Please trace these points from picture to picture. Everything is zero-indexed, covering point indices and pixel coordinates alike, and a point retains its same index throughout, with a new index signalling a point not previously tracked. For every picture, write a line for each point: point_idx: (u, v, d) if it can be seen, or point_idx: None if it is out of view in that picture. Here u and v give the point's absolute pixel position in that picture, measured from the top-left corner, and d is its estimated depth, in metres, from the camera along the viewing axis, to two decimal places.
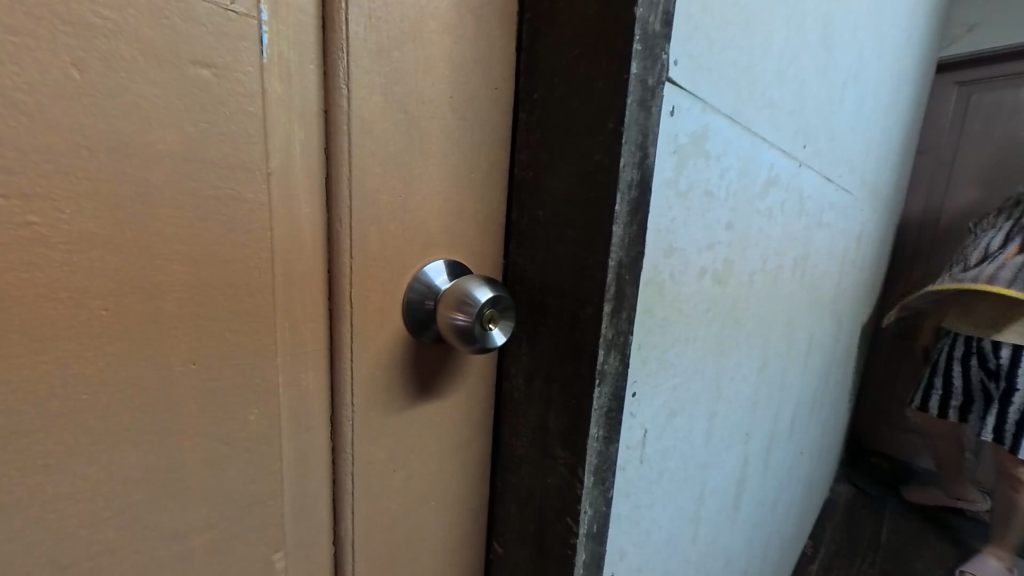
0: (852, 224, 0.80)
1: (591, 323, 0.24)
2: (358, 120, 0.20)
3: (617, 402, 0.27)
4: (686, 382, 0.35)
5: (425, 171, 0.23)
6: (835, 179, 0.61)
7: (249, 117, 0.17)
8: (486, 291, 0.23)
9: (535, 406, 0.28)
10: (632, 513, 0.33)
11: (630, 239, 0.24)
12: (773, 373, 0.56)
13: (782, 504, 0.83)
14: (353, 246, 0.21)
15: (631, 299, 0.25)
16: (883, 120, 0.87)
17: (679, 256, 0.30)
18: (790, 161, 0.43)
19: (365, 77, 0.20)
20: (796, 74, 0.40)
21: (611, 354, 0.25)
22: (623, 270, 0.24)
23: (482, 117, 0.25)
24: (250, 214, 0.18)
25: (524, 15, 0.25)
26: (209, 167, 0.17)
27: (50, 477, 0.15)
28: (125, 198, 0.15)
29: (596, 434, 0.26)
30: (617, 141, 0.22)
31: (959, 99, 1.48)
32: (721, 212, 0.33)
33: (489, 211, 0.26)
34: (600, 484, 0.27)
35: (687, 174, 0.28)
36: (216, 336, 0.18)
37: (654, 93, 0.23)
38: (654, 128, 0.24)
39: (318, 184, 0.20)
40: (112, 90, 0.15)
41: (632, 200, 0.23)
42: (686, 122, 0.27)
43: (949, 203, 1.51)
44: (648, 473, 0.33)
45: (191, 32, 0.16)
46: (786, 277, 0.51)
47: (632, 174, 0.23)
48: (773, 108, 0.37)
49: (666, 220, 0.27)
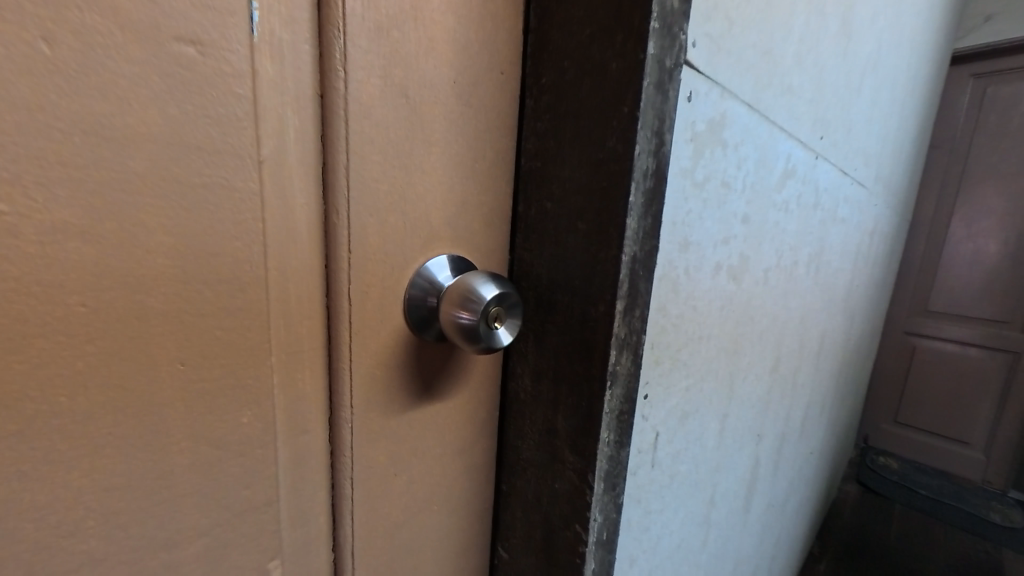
0: (867, 220, 0.77)
1: (601, 321, 0.23)
2: (356, 105, 0.19)
3: (629, 404, 0.25)
4: (699, 383, 0.34)
5: (426, 161, 0.22)
6: (850, 173, 0.58)
7: (238, 100, 0.16)
8: (491, 287, 0.21)
9: (543, 407, 0.26)
10: (643, 519, 0.31)
11: (645, 232, 0.23)
12: (786, 372, 0.54)
13: (792, 505, 0.80)
14: (351, 237, 0.20)
15: (644, 296, 0.24)
16: (900, 112, 0.84)
17: (694, 250, 0.28)
18: (807, 152, 0.41)
19: (363, 59, 0.19)
20: (815, 60, 0.39)
21: (623, 354, 0.24)
22: (637, 266, 0.23)
23: (486, 102, 0.23)
24: (240, 203, 0.17)
25: None
26: (195, 152, 0.16)
27: (25, 486, 0.14)
28: (105, 185, 0.14)
29: (607, 438, 0.25)
30: (632, 127, 0.21)
31: (974, 91, 1.45)
32: (737, 204, 0.31)
33: (495, 204, 0.25)
34: (611, 489, 0.26)
35: (704, 164, 0.27)
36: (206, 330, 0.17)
37: (671, 76, 0.22)
38: (671, 113, 0.22)
39: (314, 174, 0.19)
40: (85, 67, 0.13)
41: (647, 190, 0.22)
42: (704, 109, 0.25)
43: (962, 199, 1.49)
44: (659, 476, 0.32)
45: (174, 6, 0.15)
46: (799, 274, 0.49)
47: (648, 162, 0.22)
48: (792, 95, 0.36)
49: (682, 213, 0.26)
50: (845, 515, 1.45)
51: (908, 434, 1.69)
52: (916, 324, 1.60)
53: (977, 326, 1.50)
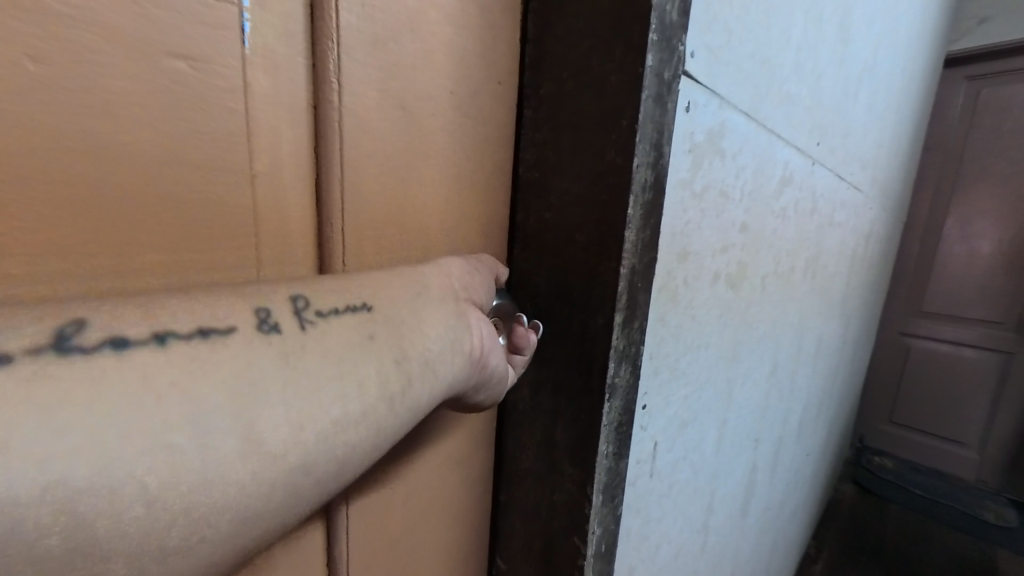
0: (863, 223, 0.77)
1: (601, 333, 0.23)
2: (352, 117, 0.19)
3: (628, 416, 0.25)
4: (698, 391, 0.33)
5: (424, 173, 0.21)
6: (848, 177, 0.59)
7: (232, 115, 0.16)
8: (492, 300, 0.24)
9: (542, 419, 0.26)
10: (642, 528, 0.31)
11: (645, 244, 0.23)
12: (784, 375, 0.54)
13: (790, 505, 0.81)
14: (347, 251, 0.20)
15: (643, 308, 0.24)
16: (896, 115, 0.84)
17: (693, 260, 0.28)
18: (804, 158, 0.41)
19: (359, 71, 0.18)
20: (812, 68, 0.39)
21: (623, 366, 0.24)
22: (637, 277, 0.23)
23: (484, 112, 0.23)
24: (235, 220, 0.17)
25: (530, 5, 0.23)
26: (190, 168, 0.15)
27: None
28: (94, 203, 0.14)
29: (607, 450, 0.24)
30: (632, 140, 0.21)
31: (968, 94, 1.46)
32: (736, 213, 0.31)
33: (492, 214, 0.25)
34: (610, 501, 0.26)
35: (703, 173, 0.26)
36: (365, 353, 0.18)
37: (670, 87, 0.22)
38: (671, 124, 0.22)
39: (310, 187, 0.19)
40: (76, 83, 0.13)
41: (646, 201, 0.22)
42: (702, 119, 0.25)
43: (957, 200, 1.49)
44: (659, 486, 0.32)
45: (166, 20, 0.14)
46: (797, 280, 0.49)
47: (647, 175, 0.22)
48: (790, 102, 0.36)
49: (681, 223, 0.26)
50: (841, 514, 1.46)
51: (902, 433, 1.70)
52: (911, 324, 1.61)
53: (971, 326, 1.51)
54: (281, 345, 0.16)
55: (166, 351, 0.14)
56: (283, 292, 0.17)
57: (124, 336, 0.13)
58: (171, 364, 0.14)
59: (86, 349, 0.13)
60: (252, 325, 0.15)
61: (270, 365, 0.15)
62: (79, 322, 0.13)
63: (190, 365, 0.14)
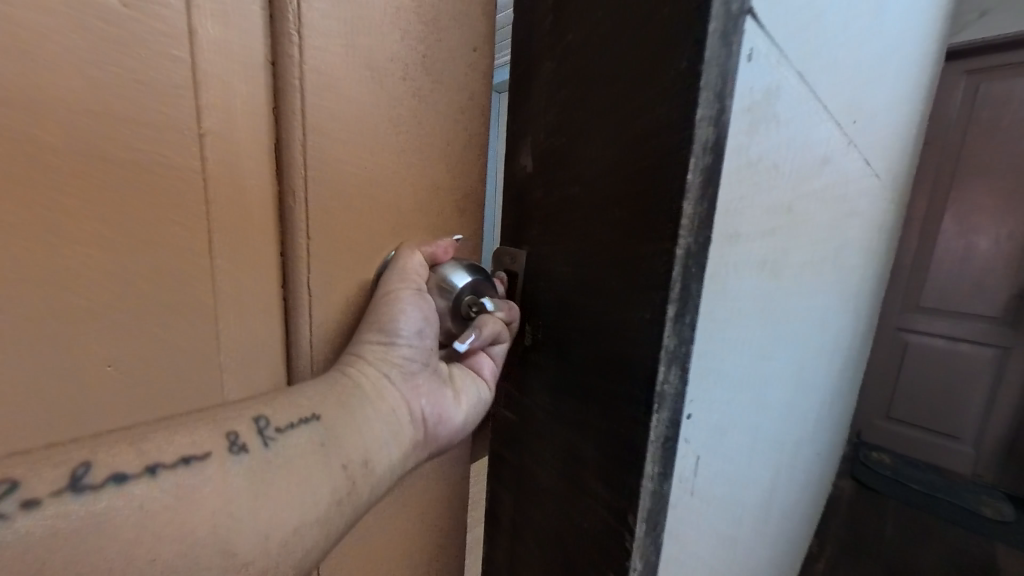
0: (877, 215, 0.75)
1: (646, 332, 0.19)
2: (311, 70, 0.20)
3: (674, 431, 0.21)
4: (736, 395, 0.30)
5: (393, 134, 0.24)
6: (870, 165, 0.56)
7: (178, 62, 0.18)
8: (463, 276, 0.25)
9: (567, 423, 0.23)
10: (678, 554, 0.27)
11: (701, 221, 0.18)
12: (808, 374, 0.51)
13: (801, 507, 0.77)
14: (308, 219, 0.22)
15: (697, 301, 0.20)
16: (909, 107, 0.81)
17: (742, 245, 0.24)
18: (841, 137, 0.38)
19: (323, 26, 0.20)
20: (852, 39, 0.35)
21: (672, 371, 0.19)
22: (691, 263, 0.18)
23: (455, 74, 0.25)
24: (181, 168, 0.19)
25: None
26: (146, 119, 0.17)
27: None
28: (62, 145, 0.16)
29: (653, 474, 0.20)
30: (695, 82, 0.16)
31: (967, 88, 1.43)
32: (783, 193, 0.27)
33: (448, 181, 0.27)
34: (652, 532, 0.21)
35: (759, 143, 0.23)
36: (312, 467, 0.21)
37: (737, 21, 0.17)
38: (735, 68, 0.18)
39: (265, 144, 0.21)
40: (38, 40, 0.15)
41: (705, 167, 0.17)
42: (761, 72, 0.21)
43: (955, 195, 1.48)
44: (696, 505, 0.28)
45: None
46: (825, 272, 0.46)
47: (710, 131, 0.17)
48: (832, 70, 0.32)
49: (734, 199, 0.22)
50: (840, 510, 1.45)
51: (898, 428, 1.71)
52: (906, 319, 1.61)
53: (963, 320, 1.51)
54: (250, 464, 0.20)
55: (157, 479, 0.18)
56: (248, 420, 0.20)
57: (126, 474, 0.17)
58: (167, 505, 0.17)
59: (93, 487, 0.16)
60: (225, 448, 0.19)
61: (245, 493, 0.19)
62: (85, 467, 0.16)
63: (177, 497, 0.18)
